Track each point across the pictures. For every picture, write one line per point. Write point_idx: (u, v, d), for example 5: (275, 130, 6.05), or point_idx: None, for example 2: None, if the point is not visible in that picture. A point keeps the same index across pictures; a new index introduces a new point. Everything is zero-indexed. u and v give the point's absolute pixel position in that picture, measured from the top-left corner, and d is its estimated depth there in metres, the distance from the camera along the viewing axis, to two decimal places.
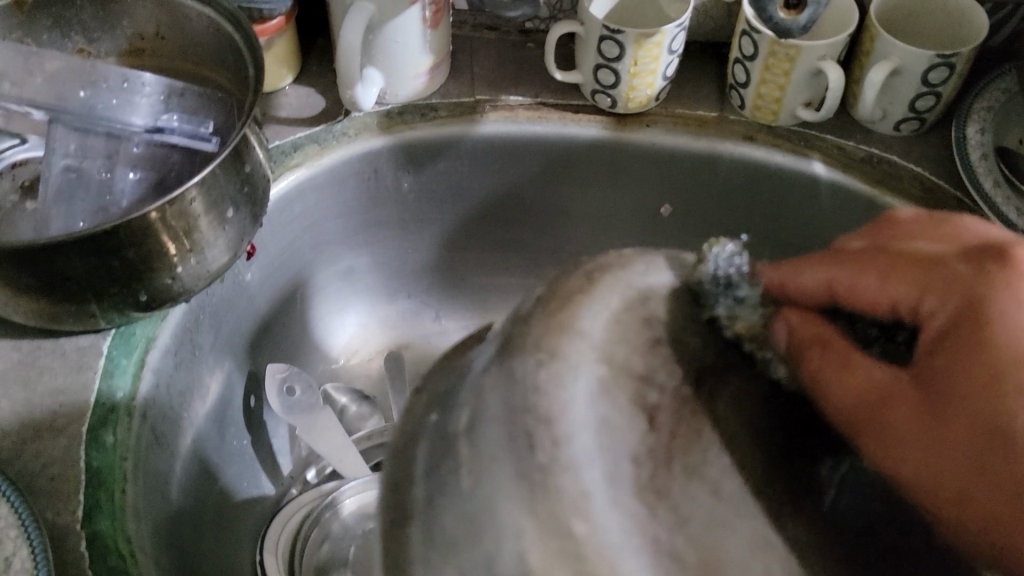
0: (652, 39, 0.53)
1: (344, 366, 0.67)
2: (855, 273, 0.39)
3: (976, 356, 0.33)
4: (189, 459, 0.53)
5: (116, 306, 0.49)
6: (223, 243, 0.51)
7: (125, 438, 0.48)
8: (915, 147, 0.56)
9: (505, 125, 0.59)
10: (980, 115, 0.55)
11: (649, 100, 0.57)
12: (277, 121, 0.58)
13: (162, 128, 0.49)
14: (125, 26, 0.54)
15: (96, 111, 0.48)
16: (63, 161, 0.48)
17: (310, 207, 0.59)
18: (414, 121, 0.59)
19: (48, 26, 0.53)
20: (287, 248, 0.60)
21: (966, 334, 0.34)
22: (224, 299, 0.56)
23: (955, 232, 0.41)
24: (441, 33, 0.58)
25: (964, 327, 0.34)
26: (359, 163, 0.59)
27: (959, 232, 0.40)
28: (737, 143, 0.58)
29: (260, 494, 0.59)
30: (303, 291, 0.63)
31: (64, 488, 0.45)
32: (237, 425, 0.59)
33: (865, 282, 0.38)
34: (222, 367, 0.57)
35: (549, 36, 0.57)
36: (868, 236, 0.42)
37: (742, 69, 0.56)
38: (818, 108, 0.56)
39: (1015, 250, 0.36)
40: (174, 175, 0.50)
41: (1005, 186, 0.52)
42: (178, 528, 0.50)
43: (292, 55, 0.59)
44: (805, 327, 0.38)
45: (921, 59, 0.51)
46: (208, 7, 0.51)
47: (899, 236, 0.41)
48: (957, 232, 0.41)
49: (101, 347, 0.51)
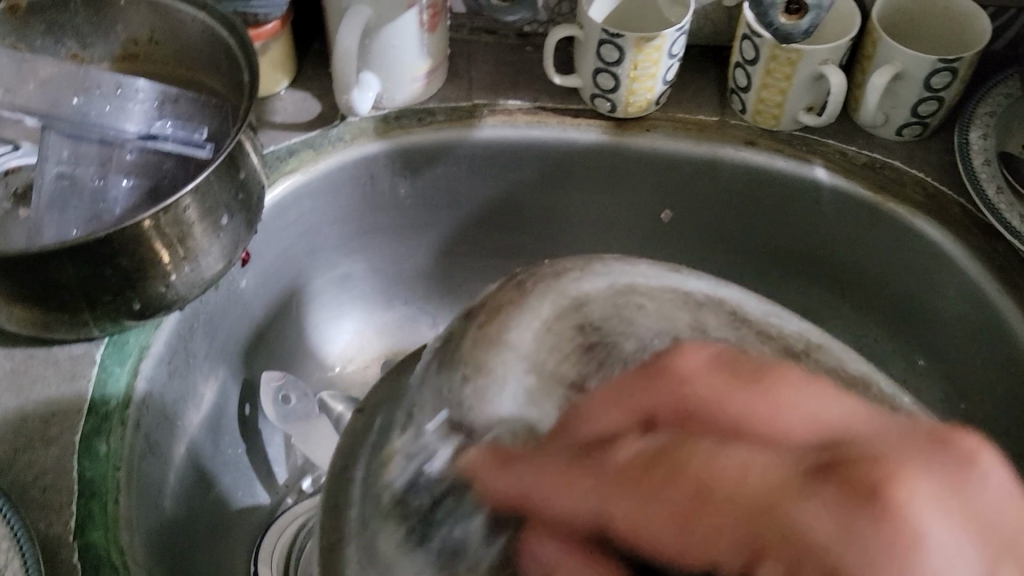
0: (652, 43, 0.52)
1: (340, 374, 0.67)
2: (621, 497, 0.25)
3: None
4: (183, 468, 0.52)
5: (111, 314, 0.48)
6: (217, 250, 0.50)
7: (118, 447, 0.47)
8: (918, 153, 0.56)
9: (503, 129, 0.59)
10: (984, 120, 0.55)
11: (649, 105, 0.57)
12: (274, 127, 0.58)
13: (157, 136, 0.49)
14: (119, 31, 0.54)
15: (90, 118, 0.48)
16: (56, 168, 0.47)
17: (305, 213, 0.59)
18: (411, 127, 0.58)
19: (42, 31, 0.52)
20: (282, 254, 0.59)
21: (792, 569, 0.21)
22: (219, 306, 0.56)
23: (770, 404, 0.27)
24: (438, 37, 0.57)
25: (793, 570, 0.21)
26: (356, 168, 0.58)
27: (776, 407, 0.27)
28: (738, 148, 0.57)
29: (256, 503, 0.59)
30: (299, 298, 0.63)
31: (56, 499, 0.44)
32: (232, 433, 0.58)
33: (638, 508, 0.25)
34: (216, 376, 0.56)
35: (548, 40, 0.56)
36: (615, 407, 0.30)
37: (743, 73, 0.55)
38: (819, 113, 0.55)
39: (878, 454, 0.23)
40: (168, 182, 0.49)
41: (1008, 192, 0.51)
42: (172, 539, 0.49)
43: (287, 60, 0.59)
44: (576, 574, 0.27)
45: (923, 64, 0.51)
46: (202, 12, 0.50)
47: (693, 408, 0.27)
48: (772, 405, 0.27)
49: (95, 355, 0.50)
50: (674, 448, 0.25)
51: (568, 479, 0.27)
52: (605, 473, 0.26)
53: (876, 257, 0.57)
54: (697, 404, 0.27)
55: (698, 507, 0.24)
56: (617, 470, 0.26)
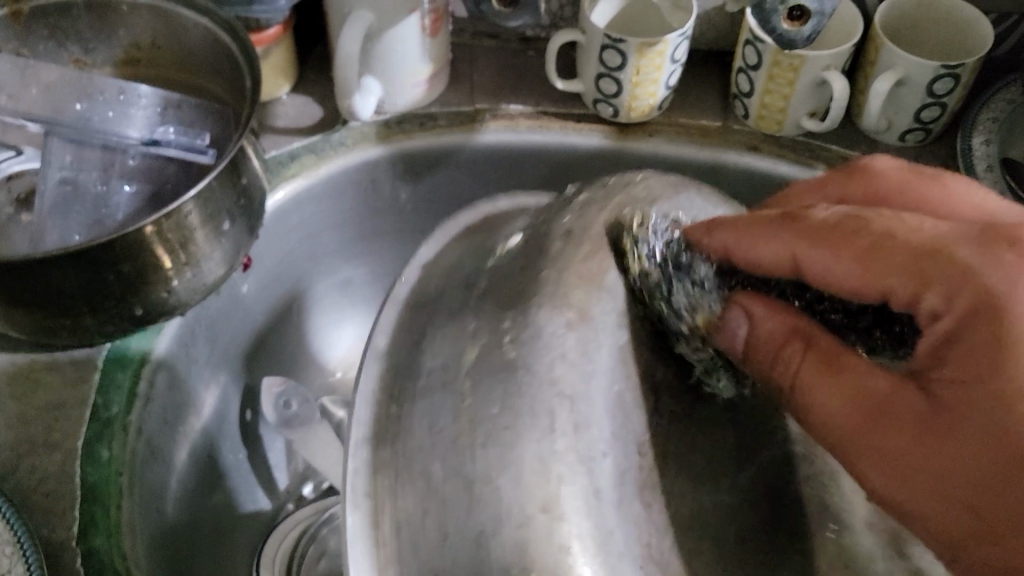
0: (655, 48, 0.52)
1: (342, 379, 0.67)
2: (823, 257, 0.36)
3: (989, 361, 0.32)
4: (185, 473, 0.52)
5: (111, 320, 0.48)
6: (219, 255, 0.50)
7: (121, 452, 0.47)
8: (921, 159, 0.56)
9: (506, 134, 0.59)
10: (986, 126, 0.55)
11: (652, 109, 0.57)
12: (277, 131, 0.58)
13: (159, 141, 0.49)
14: (121, 36, 0.54)
15: (93, 124, 0.48)
16: (59, 174, 0.47)
17: (307, 218, 0.58)
18: (413, 131, 0.58)
19: (44, 36, 0.52)
20: (283, 259, 0.59)
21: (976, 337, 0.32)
22: (221, 310, 0.56)
23: (947, 192, 0.39)
24: (440, 41, 0.57)
25: (972, 329, 0.32)
26: (357, 173, 0.58)
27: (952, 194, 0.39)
28: (741, 153, 0.57)
29: (257, 509, 0.59)
30: (300, 302, 0.63)
31: (59, 505, 0.44)
32: (233, 439, 0.58)
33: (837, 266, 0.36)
34: (217, 381, 0.56)
35: (550, 44, 0.56)
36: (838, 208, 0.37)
37: (746, 78, 0.55)
38: (822, 118, 0.56)
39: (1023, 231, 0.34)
40: (171, 187, 0.49)
41: (1010, 197, 0.51)
42: (173, 543, 0.49)
43: (289, 64, 0.59)
44: (767, 321, 0.38)
45: (927, 69, 0.51)
46: (205, 17, 0.50)
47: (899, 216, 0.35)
48: (950, 192, 0.39)
49: (96, 360, 0.50)
50: (878, 246, 0.35)
51: (810, 242, 0.36)
52: (833, 258, 0.35)
53: None
54: (858, 231, 0.35)
55: (990, 312, 0.32)
56: (820, 228, 0.36)
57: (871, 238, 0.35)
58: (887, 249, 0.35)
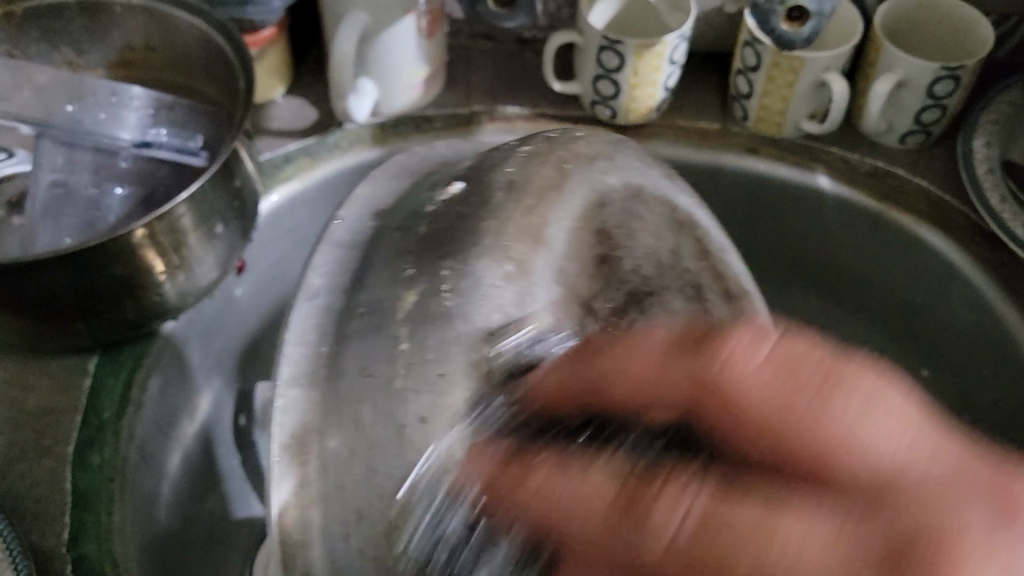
0: (653, 49, 0.52)
1: None
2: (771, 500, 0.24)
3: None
4: (177, 478, 0.52)
5: (104, 324, 0.48)
6: (212, 259, 0.50)
7: (111, 458, 0.46)
8: (923, 160, 0.55)
9: (502, 135, 0.58)
10: (987, 128, 0.54)
11: (650, 111, 0.56)
12: (271, 133, 0.57)
13: (150, 143, 0.48)
14: (114, 38, 0.53)
15: (84, 126, 0.47)
16: (50, 176, 0.47)
17: (302, 221, 0.58)
18: (409, 134, 0.58)
19: (37, 38, 0.51)
20: (277, 263, 0.59)
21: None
22: (214, 315, 0.55)
23: (798, 383, 0.27)
24: (435, 43, 0.57)
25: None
26: (352, 177, 0.57)
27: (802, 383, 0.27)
28: (740, 155, 0.57)
29: (251, 515, 0.58)
30: (295, 306, 0.62)
31: (51, 510, 0.44)
32: (227, 444, 0.58)
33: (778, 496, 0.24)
34: (210, 386, 0.56)
35: (547, 46, 0.56)
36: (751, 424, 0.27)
37: (745, 81, 0.55)
38: (822, 120, 0.55)
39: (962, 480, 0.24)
40: (162, 190, 0.48)
41: (1012, 201, 0.51)
42: (164, 550, 0.48)
43: (284, 66, 0.58)
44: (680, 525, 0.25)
45: (926, 71, 0.50)
46: (198, 18, 0.50)
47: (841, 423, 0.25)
48: (803, 382, 0.27)
49: (88, 365, 0.49)
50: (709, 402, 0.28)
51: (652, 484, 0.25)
52: (674, 388, 0.29)
53: (877, 266, 0.57)
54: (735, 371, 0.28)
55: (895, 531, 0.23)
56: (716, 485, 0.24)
57: (731, 393, 0.27)
58: (761, 418, 0.26)
